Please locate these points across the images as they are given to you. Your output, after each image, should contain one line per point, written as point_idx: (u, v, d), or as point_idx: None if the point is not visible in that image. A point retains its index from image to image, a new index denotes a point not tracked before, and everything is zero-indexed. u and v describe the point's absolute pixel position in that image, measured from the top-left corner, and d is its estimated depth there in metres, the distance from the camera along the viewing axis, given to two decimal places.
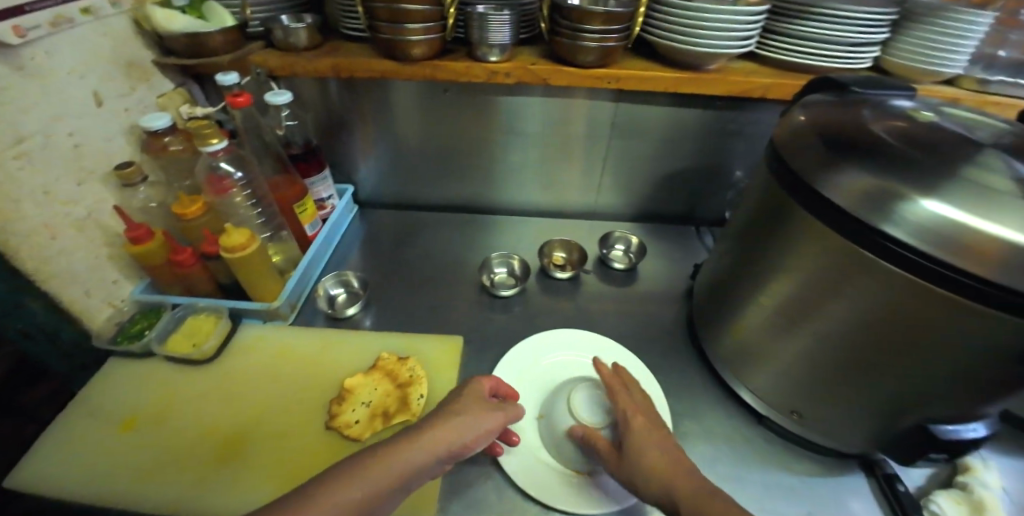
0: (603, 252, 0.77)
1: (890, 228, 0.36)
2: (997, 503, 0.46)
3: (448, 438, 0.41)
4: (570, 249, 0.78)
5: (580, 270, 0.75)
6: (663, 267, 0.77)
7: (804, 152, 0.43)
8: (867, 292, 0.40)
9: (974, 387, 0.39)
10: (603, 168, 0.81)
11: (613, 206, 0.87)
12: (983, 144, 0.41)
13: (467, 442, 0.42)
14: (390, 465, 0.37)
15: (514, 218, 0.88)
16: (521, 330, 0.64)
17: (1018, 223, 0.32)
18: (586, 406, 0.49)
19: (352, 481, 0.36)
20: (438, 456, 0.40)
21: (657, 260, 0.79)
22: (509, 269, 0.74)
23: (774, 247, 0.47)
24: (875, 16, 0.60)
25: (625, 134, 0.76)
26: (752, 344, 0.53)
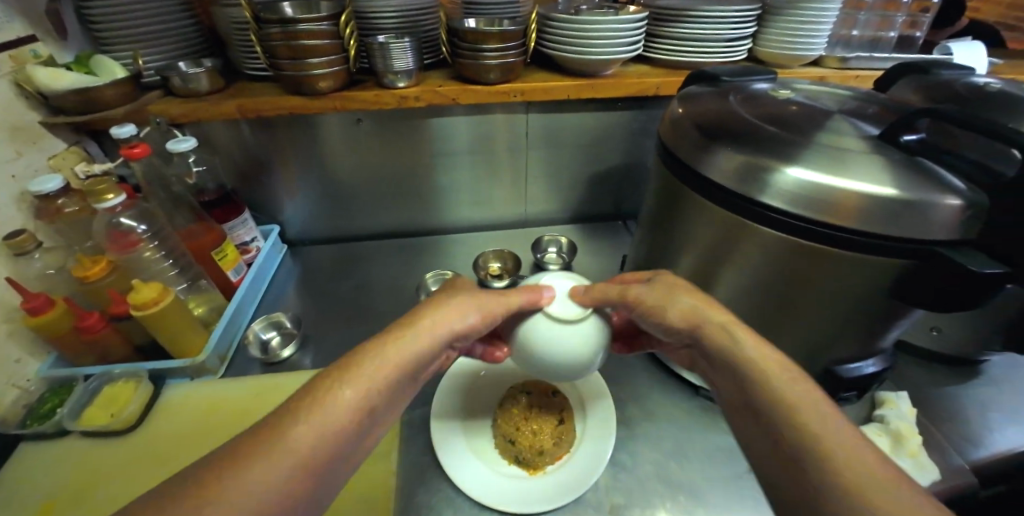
0: (536, 257, 0.79)
1: (766, 198, 0.40)
2: (912, 430, 0.49)
3: (440, 328, 0.39)
4: (507, 259, 0.79)
5: (517, 276, 0.76)
6: (595, 263, 0.80)
7: (686, 139, 0.47)
8: (754, 259, 0.44)
9: (858, 328, 0.43)
10: (528, 176, 0.84)
11: (544, 213, 0.90)
12: (832, 112, 0.46)
13: (455, 329, 0.40)
14: (392, 355, 0.36)
15: (449, 236, 0.89)
16: None
17: (867, 176, 0.37)
18: (559, 300, 0.44)
19: (368, 363, 0.34)
20: (428, 348, 0.38)
21: (589, 257, 0.82)
22: None
23: (677, 229, 0.51)
24: (743, 14, 0.67)
25: (544, 143, 0.80)
26: None
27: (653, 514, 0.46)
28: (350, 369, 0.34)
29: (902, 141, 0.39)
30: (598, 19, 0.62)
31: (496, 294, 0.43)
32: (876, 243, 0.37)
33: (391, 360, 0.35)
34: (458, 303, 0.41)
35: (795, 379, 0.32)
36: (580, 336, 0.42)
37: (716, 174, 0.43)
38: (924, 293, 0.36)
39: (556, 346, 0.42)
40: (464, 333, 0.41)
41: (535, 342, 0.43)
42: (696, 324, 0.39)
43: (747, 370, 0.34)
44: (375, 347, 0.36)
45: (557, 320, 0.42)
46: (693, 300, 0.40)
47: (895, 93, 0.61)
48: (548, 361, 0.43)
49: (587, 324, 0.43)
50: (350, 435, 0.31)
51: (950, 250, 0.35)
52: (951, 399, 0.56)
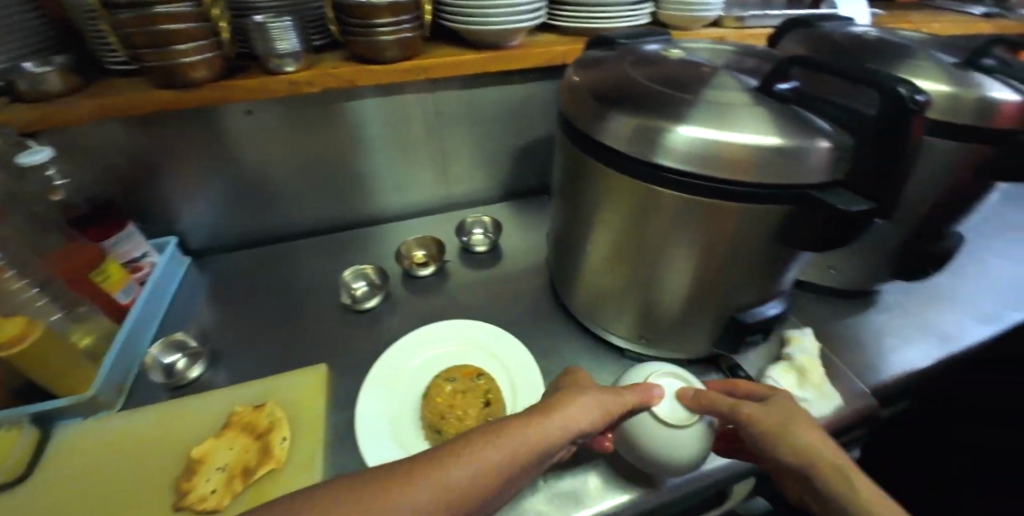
0: (462, 240, 0.77)
1: (661, 159, 0.40)
2: (813, 362, 0.53)
3: (570, 423, 0.39)
4: (430, 246, 0.76)
5: (443, 261, 0.73)
6: (524, 239, 0.80)
7: (582, 106, 0.46)
8: (655, 218, 0.44)
9: (756, 272, 0.45)
10: (447, 157, 0.81)
11: (469, 194, 0.88)
12: (718, 67, 0.47)
13: (581, 427, 0.40)
14: (525, 435, 0.37)
15: (373, 228, 0.85)
16: (391, 338, 0.61)
17: (749, 128, 0.37)
18: (666, 399, 0.43)
19: (503, 438, 0.36)
20: (556, 438, 0.38)
21: (518, 234, 0.81)
22: (367, 280, 0.70)
23: (585, 196, 0.50)
24: None
25: (458, 121, 0.77)
26: (596, 290, 0.56)
27: (587, 480, 0.46)
28: (492, 436, 0.36)
29: (777, 91, 0.40)
30: None
31: (617, 390, 0.43)
32: (760, 192, 0.38)
33: (524, 441, 0.37)
34: (588, 399, 0.41)
35: (867, 486, 0.37)
36: (685, 442, 0.42)
37: (612, 139, 0.43)
38: (806, 237, 0.39)
39: (661, 448, 0.42)
40: (588, 431, 0.41)
41: (639, 439, 0.43)
42: (799, 433, 0.40)
43: (838, 486, 0.37)
44: (518, 423, 0.38)
45: (665, 422, 0.42)
46: (804, 433, 0.40)
47: (783, 47, 0.63)
48: (653, 463, 0.43)
49: (696, 431, 0.42)
50: (480, 496, 0.34)
51: (822, 191, 0.37)
52: (851, 330, 0.61)
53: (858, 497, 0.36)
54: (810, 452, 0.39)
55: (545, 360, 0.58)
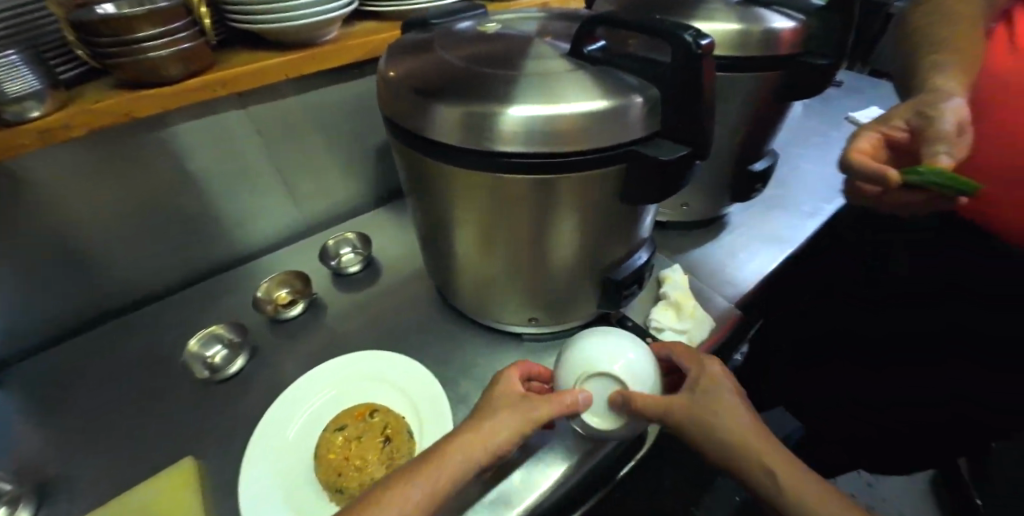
0: (331, 266, 0.69)
1: (501, 145, 0.36)
2: (686, 295, 0.57)
3: (483, 444, 0.38)
4: (293, 281, 0.67)
5: (313, 294, 0.66)
6: (399, 244, 0.75)
7: (403, 101, 0.41)
8: (510, 204, 0.41)
9: (616, 231, 0.46)
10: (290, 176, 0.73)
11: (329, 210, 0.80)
12: (531, 36, 0.45)
13: (496, 446, 0.38)
14: (436, 474, 0.36)
15: (222, 276, 0.73)
16: (268, 398, 0.54)
17: (572, 96, 0.35)
18: (595, 401, 0.41)
19: (410, 483, 0.35)
20: (470, 465, 0.37)
21: (392, 240, 0.76)
22: (224, 341, 0.60)
23: (435, 195, 0.46)
24: None
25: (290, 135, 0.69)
26: (476, 284, 0.53)
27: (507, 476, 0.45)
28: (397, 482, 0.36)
29: (586, 53, 0.40)
30: None
31: (536, 403, 0.40)
32: (598, 157, 0.37)
33: (435, 480, 0.35)
34: (501, 414, 0.39)
35: (801, 484, 0.37)
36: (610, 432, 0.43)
37: (444, 133, 0.38)
38: (640, 192, 0.39)
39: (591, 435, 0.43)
40: (506, 448, 0.39)
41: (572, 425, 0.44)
42: (730, 423, 0.39)
43: (773, 481, 0.37)
44: (431, 461, 0.37)
45: (592, 426, 0.42)
46: (733, 417, 0.40)
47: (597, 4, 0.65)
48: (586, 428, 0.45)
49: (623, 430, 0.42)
50: None
51: (647, 144, 0.37)
52: (707, 255, 0.68)
53: (790, 492, 0.36)
54: (746, 448, 0.38)
55: (444, 368, 0.55)
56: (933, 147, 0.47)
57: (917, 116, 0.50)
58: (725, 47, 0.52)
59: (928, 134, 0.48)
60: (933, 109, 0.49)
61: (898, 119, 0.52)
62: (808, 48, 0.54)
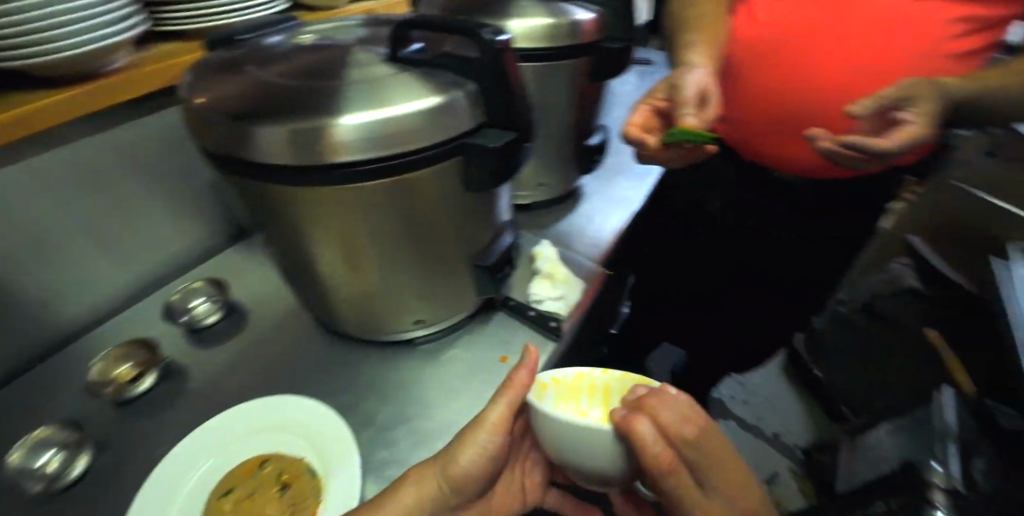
0: (182, 323, 0.60)
1: (342, 157, 0.35)
2: (558, 264, 0.61)
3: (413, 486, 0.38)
4: (135, 352, 0.55)
5: (163, 361, 0.55)
6: (261, 280, 0.68)
7: (221, 125, 0.37)
8: (366, 210, 0.41)
9: (476, 217, 0.48)
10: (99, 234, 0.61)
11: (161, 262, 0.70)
12: (349, 43, 0.44)
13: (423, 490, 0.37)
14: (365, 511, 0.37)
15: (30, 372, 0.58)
16: (125, 493, 0.44)
17: (402, 98, 0.36)
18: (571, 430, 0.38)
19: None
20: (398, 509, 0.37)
21: (252, 278, 0.68)
22: (63, 442, 0.46)
23: (285, 217, 0.43)
24: None
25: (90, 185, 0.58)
26: (355, 301, 0.51)
27: None
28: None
29: (407, 54, 0.40)
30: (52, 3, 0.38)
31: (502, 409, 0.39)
32: (441, 152, 0.38)
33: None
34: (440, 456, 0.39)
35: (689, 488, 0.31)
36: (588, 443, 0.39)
37: (276, 153, 0.36)
38: (485, 180, 0.41)
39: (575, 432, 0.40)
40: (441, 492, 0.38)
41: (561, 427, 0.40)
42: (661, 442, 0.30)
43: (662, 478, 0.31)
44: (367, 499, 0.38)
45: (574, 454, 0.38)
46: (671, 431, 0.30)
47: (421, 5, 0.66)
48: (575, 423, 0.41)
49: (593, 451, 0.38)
50: None
51: (483, 133, 0.40)
52: (570, 225, 0.75)
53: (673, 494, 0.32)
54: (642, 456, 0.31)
55: (340, 395, 0.51)
56: (680, 112, 0.52)
57: (670, 89, 0.56)
58: (541, 39, 0.57)
59: (677, 102, 0.54)
60: (679, 80, 0.55)
61: (658, 93, 0.57)
62: (609, 33, 0.62)
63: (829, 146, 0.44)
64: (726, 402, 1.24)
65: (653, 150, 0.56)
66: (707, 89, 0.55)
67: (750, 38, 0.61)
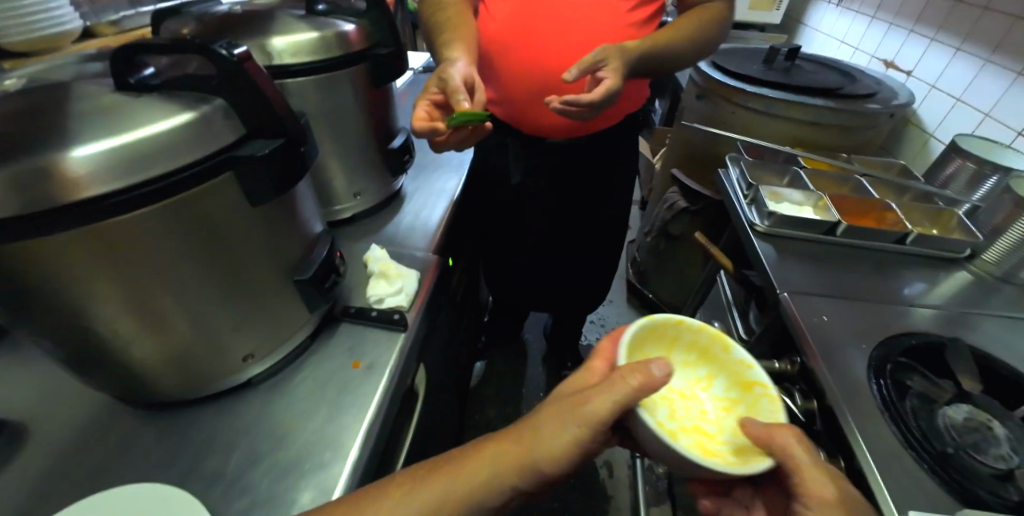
0: None
1: (84, 193, 0.32)
2: (389, 262, 0.64)
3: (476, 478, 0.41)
4: None
5: None
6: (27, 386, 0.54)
7: None
8: (138, 250, 0.37)
9: (275, 233, 0.47)
10: None
11: None
12: (68, 79, 0.39)
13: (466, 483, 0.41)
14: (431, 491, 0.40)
15: None
16: None
17: (143, 122, 0.35)
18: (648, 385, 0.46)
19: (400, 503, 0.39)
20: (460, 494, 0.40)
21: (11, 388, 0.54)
22: None
23: (25, 288, 0.35)
24: None
25: None
26: (167, 362, 0.45)
27: (299, 501, 0.42)
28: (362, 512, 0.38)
29: (140, 81, 0.38)
30: None
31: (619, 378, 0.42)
32: (207, 167, 0.37)
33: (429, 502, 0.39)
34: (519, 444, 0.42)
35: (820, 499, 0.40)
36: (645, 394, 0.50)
37: None
38: (262, 188, 0.41)
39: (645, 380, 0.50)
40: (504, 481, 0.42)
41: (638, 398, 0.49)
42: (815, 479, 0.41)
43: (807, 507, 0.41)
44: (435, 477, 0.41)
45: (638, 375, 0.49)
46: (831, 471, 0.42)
47: (165, 31, 0.60)
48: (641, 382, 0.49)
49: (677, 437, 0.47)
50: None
51: (250, 144, 0.40)
52: (397, 228, 0.77)
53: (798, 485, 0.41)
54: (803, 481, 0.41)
55: (173, 465, 0.45)
56: (456, 99, 0.58)
57: (440, 83, 0.62)
58: (315, 53, 0.59)
59: (450, 91, 0.60)
60: (446, 74, 0.61)
61: (432, 87, 0.63)
62: (376, 40, 0.66)
63: (558, 106, 0.58)
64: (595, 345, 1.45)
65: (443, 135, 0.61)
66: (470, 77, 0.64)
67: (494, 33, 0.71)
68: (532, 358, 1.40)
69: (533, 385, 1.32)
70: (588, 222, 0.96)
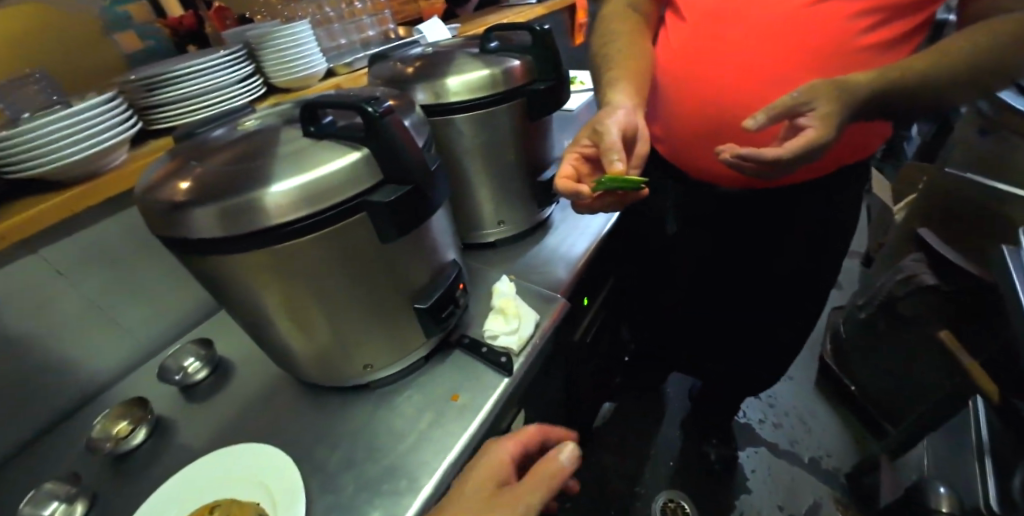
0: (174, 381, 0.65)
1: (264, 221, 0.39)
2: (511, 298, 0.63)
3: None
4: (134, 410, 0.62)
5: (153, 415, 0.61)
6: (241, 338, 0.73)
7: (159, 209, 0.41)
8: (296, 270, 0.44)
9: (403, 264, 0.51)
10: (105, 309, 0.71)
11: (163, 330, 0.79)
12: (279, 124, 0.50)
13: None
14: None
15: (54, 436, 0.67)
16: None
17: (313, 165, 0.40)
18: None
19: None
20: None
21: (233, 337, 0.74)
22: (60, 496, 0.52)
23: (226, 286, 0.46)
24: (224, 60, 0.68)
25: (87, 267, 0.67)
26: (312, 355, 0.54)
27: None
28: None
29: (322, 127, 0.45)
30: (41, 124, 0.51)
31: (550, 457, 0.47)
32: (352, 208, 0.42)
33: None
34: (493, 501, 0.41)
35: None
36: None
37: (203, 229, 0.40)
38: (391, 230, 0.44)
39: None
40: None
41: None
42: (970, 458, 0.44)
43: None
44: None
45: None
46: None
47: (372, 72, 0.73)
48: None
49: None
50: None
51: (391, 186, 0.44)
52: (534, 258, 0.77)
53: None
54: None
55: (299, 443, 0.54)
56: (607, 159, 0.52)
57: (594, 135, 0.56)
58: (478, 89, 0.61)
59: (602, 149, 0.53)
60: (601, 127, 0.56)
61: (583, 140, 0.58)
62: (537, 76, 0.66)
63: (728, 158, 0.47)
64: (754, 427, 1.20)
65: (588, 200, 0.55)
66: (629, 127, 0.57)
67: (669, 64, 0.65)
68: (668, 417, 1.24)
69: (662, 447, 1.18)
70: (770, 275, 0.79)
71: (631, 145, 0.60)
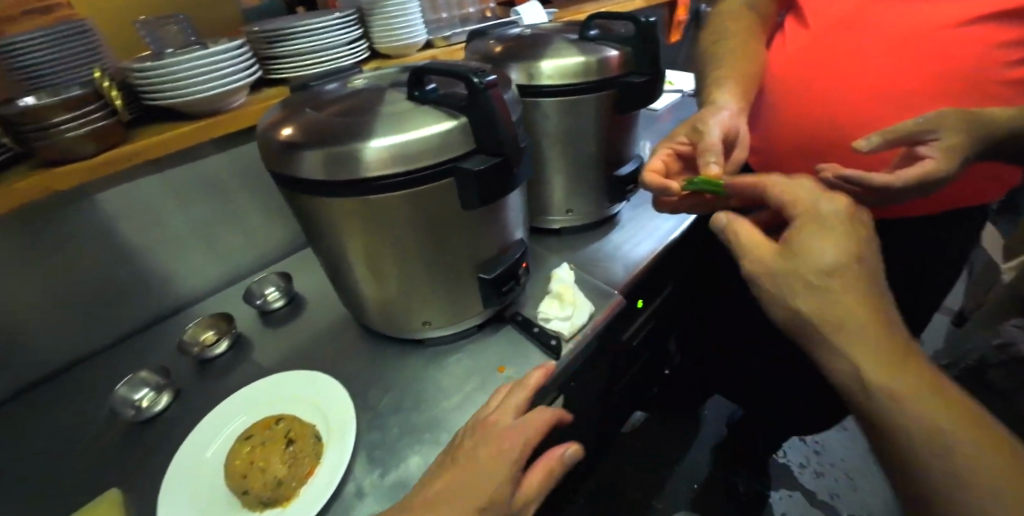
0: (256, 305, 0.73)
1: (365, 171, 0.42)
2: (568, 286, 0.64)
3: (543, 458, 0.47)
4: (219, 323, 0.70)
5: (235, 331, 0.68)
6: (314, 278, 0.80)
7: (277, 148, 0.46)
8: (383, 222, 0.47)
9: (477, 234, 0.53)
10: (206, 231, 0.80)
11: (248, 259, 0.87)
12: (385, 86, 0.53)
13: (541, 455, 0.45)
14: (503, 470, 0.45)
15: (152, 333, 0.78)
16: (187, 428, 0.57)
17: (417, 125, 0.43)
18: None
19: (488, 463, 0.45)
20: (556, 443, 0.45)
21: (308, 275, 0.81)
22: (153, 384, 0.61)
23: (319, 227, 0.51)
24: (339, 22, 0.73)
25: (198, 191, 0.76)
26: (379, 304, 0.58)
27: (407, 462, 0.48)
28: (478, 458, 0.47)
29: (427, 92, 0.48)
30: (181, 59, 0.58)
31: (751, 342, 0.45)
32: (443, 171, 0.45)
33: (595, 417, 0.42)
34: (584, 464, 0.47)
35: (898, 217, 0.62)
36: None
37: (310, 170, 0.44)
38: (473, 197, 0.46)
39: None
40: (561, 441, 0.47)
41: None
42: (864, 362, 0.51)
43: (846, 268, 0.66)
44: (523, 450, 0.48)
45: None
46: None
47: (470, 48, 0.75)
48: None
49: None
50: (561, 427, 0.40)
51: (482, 156, 0.46)
52: (597, 252, 0.77)
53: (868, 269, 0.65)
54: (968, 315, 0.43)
55: (355, 381, 0.59)
56: (704, 160, 0.51)
57: (693, 134, 0.56)
58: (573, 75, 0.61)
59: (701, 148, 0.52)
60: (703, 126, 0.55)
61: (680, 136, 0.57)
62: (633, 68, 0.65)
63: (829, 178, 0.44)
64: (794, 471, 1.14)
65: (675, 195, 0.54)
66: (727, 132, 0.55)
67: (779, 70, 0.62)
68: (701, 439, 1.21)
69: (688, 468, 1.15)
70: None
71: (729, 150, 0.58)
